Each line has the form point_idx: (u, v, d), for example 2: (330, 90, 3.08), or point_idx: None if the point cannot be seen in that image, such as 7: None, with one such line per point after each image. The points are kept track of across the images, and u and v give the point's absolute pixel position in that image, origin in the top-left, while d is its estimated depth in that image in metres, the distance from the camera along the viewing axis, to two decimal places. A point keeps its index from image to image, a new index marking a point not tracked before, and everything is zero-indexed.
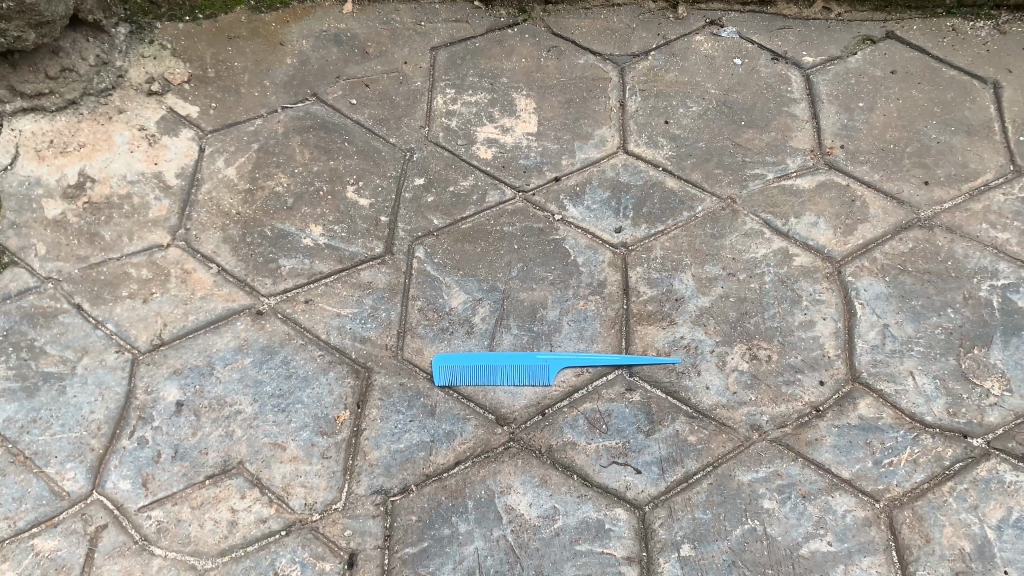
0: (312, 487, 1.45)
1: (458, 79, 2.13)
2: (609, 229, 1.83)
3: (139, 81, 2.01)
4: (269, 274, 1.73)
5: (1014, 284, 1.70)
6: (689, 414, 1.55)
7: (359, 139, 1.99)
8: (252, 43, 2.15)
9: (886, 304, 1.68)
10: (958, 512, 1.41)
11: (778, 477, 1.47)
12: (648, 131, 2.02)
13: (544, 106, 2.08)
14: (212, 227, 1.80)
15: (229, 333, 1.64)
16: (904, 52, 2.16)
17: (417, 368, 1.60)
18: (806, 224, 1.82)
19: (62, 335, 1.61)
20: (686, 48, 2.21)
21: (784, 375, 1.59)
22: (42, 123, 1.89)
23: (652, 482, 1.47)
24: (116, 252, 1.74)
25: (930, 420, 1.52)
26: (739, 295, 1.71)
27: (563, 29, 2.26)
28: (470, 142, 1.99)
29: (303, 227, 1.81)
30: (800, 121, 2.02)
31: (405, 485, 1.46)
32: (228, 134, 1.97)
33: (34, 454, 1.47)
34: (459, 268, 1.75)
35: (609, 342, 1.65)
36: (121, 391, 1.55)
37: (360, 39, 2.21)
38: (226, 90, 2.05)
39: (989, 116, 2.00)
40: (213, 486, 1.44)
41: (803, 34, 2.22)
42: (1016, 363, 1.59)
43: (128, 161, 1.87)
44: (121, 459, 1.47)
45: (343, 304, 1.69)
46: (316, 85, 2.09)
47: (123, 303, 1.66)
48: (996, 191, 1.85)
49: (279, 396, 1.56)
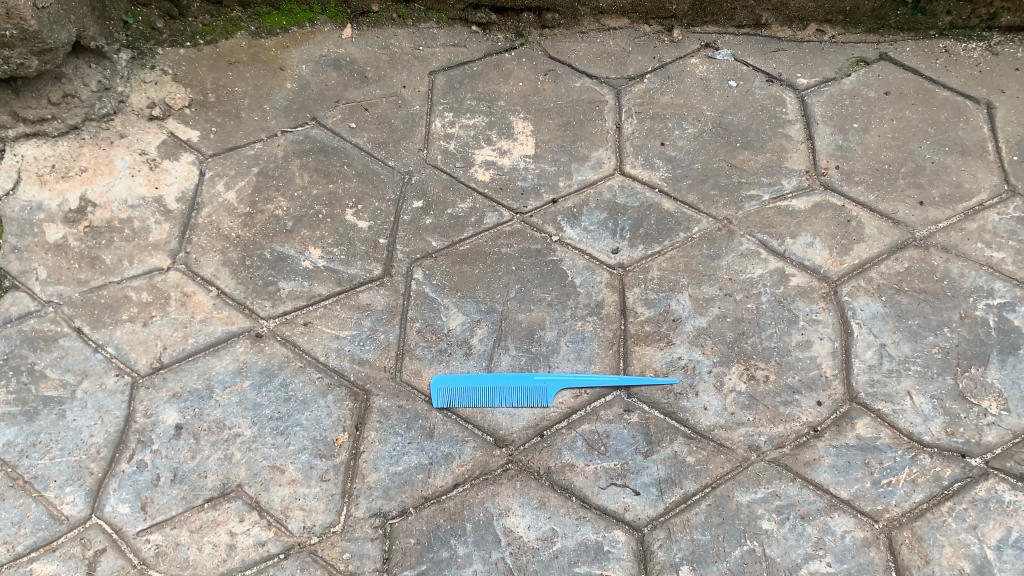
0: (311, 510, 1.45)
1: (456, 102, 2.15)
2: (606, 251, 1.84)
3: (141, 106, 2.03)
4: (269, 297, 1.74)
5: (1010, 304, 1.71)
6: (688, 435, 1.55)
7: (358, 162, 2.01)
8: (252, 67, 2.18)
9: (883, 324, 1.69)
10: (958, 532, 1.41)
11: (777, 498, 1.47)
12: (645, 153, 2.04)
13: (541, 128, 2.10)
14: (212, 250, 1.81)
15: (229, 355, 1.65)
16: (897, 73, 2.18)
17: (415, 391, 1.61)
18: (802, 244, 1.83)
19: (62, 358, 1.62)
20: (681, 71, 2.23)
21: (782, 396, 1.60)
22: (44, 149, 1.91)
23: (651, 504, 1.47)
24: (117, 275, 1.75)
25: (928, 440, 1.53)
26: (736, 315, 1.72)
27: (560, 52, 2.28)
28: (468, 164, 2.01)
29: (303, 250, 1.82)
30: (796, 142, 2.04)
31: (403, 508, 1.46)
32: (228, 157, 1.98)
33: (33, 478, 1.47)
34: (458, 289, 1.76)
35: (607, 363, 1.66)
36: (120, 415, 1.55)
37: (360, 64, 2.23)
38: (226, 115, 2.07)
39: (983, 136, 2.01)
40: (212, 510, 1.44)
41: (797, 56, 2.24)
42: (1013, 382, 1.60)
43: (129, 185, 1.89)
44: (120, 483, 1.47)
45: (342, 326, 1.70)
46: (315, 109, 2.12)
47: (123, 326, 1.67)
48: (990, 211, 1.87)
49: (278, 419, 1.56)
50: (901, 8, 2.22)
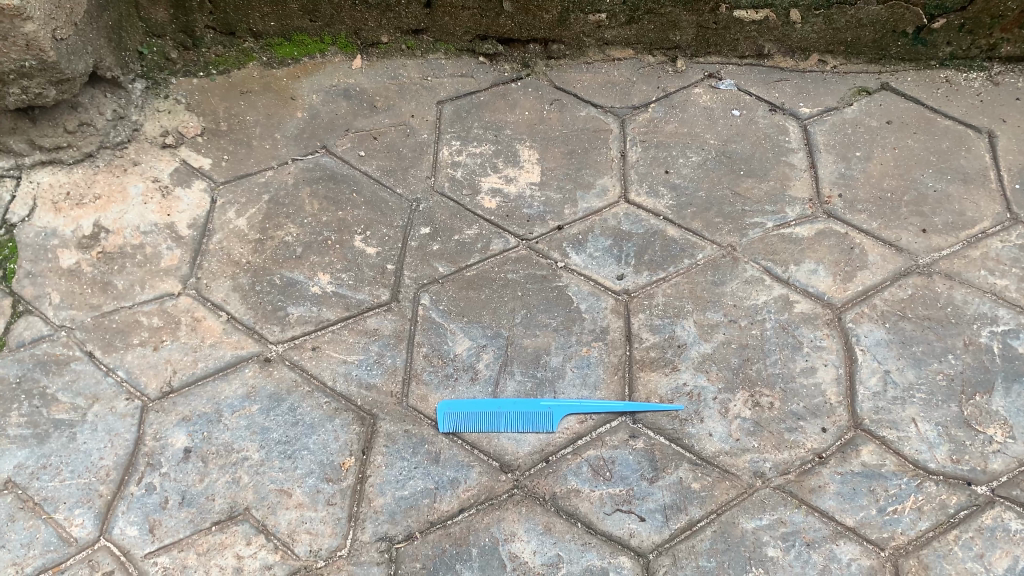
0: (317, 534, 1.46)
1: (463, 131, 2.19)
2: (611, 277, 1.86)
3: (154, 134, 2.08)
4: (277, 322, 1.76)
5: (1014, 331, 1.72)
6: (693, 461, 1.56)
7: (366, 190, 2.03)
8: (264, 97, 2.22)
9: (887, 351, 1.70)
10: (965, 560, 1.41)
11: (783, 524, 1.47)
12: (649, 181, 2.07)
13: (547, 156, 2.13)
14: (223, 276, 1.83)
15: (237, 379, 1.66)
16: (899, 103, 2.21)
17: (421, 416, 1.62)
18: (806, 271, 1.84)
19: (73, 382, 1.64)
20: (685, 100, 2.26)
21: (786, 422, 1.61)
22: (60, 176, 1.96)
23: (656, 530, 1.47)
24: (129, 300, 1.77)
25: (933, 467, 1.53)
26: (740, 341, 1.73)
27: (566, 83, 2.32)
28: (475, 192, 2.04)
29: (311, 276, 1.85)
30: (799, 170, 2.06)
31: (409, 533, 1.46)
32: (240, 185, 2.01)
33: (43, 500, 1.48)
34: (464, 315, 1.78)
35: (612, 389, 1.67)
36: (130, 438, 1.57)
37: (369, 94, 2.27)
38: (238, 143, 2.11)
39: (985, 165, 2.04)
40: (219, 533, 1.45)
41: (800, 86, 2.27)
42: (1018, 410, 1.60)
43: (142, 212, 1.92)
44: (128, 505, 1.48)
45: (349, 351, 1.72)
46: (325, 138, 2.15)
47: (134, 350, 1.69)
48: (993, 239, 1.88)
49: (286, 443, 1.57)
50: (902, 39, 2.25)
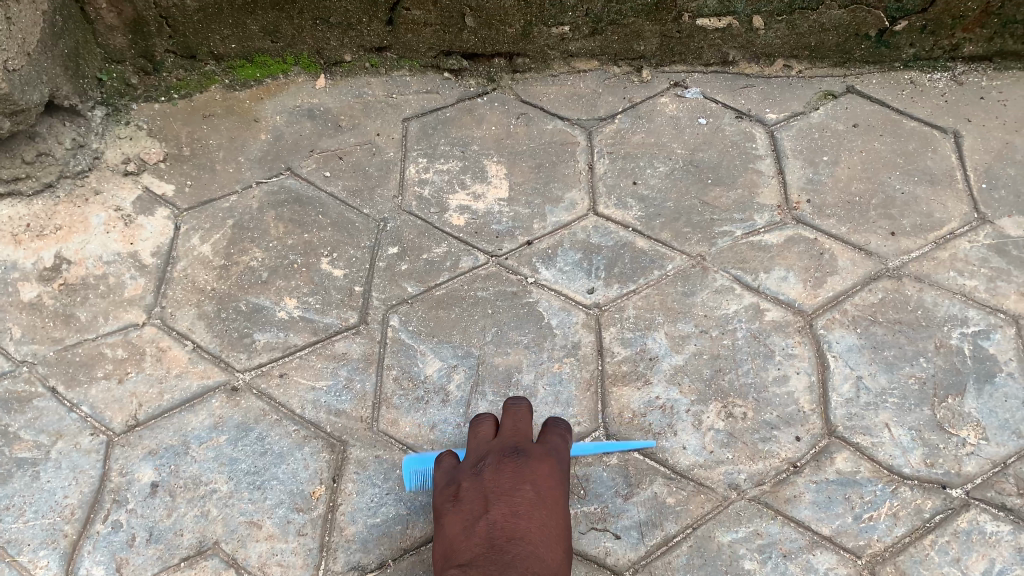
0: (289, 566, 1.44)
1: (430, 148, 2.18)
2: (582, 291, 1.85)
3: (116, 161, 2.05)
4: (244, 349, 1.74)
5: (984, 332, 1.72)
6: (667, 475, 1.55)
7: (333, 211, 2.02)
8: (227, 120, 2.20)
9: (859, 356, 1.70)
10: (941, 565, 1.41)
11: (759, 536, 1.46)
12: (618, 193, 2.06)
13: (515, 171, 2.12)
14: (188, 304, 1.81)
15: (204, 411, 1.64)
16: (865, 106, 2.22)
17: (392, 440, 1.60)
18: (775, 279, 1.84)
19: (36, 419, 1.61)
20: (651, 111, 2.26)
21: (760, 433, 1.60)
22: (19, 208, 1.93)
23: (632, 547, 1.46)
24: (92, 332, 1.74)
25: (907, 472, 1.53)
26: (712, 352, 1.72)
27: (532, 96, 2.31)
28: (443, 210, 2.03)
29: (278, 301, 1.83)
30: (766, 177, 2.06)
31: (382, 561, 1.45)
32: (204, 210, 1.99)
33: (6, 542, 1.46)
34: (434, 335, 1.77)
35: (585, 405, 1.66)
36: (95, 474, 1.54)
37: (334, 113, 2.25)
38: (201, 167, 2.08)
39: (951, 165, 2.05)
40: (188, 569, 1.43)
41: (765, 92, 2.28)
42: (990, 411, 1.60)
43: (104, 241, 1.90)
44: (94, 544, 1.45)
45: (317, 376, 1.70)
46: (290, 159, 2.13)
47: (98, 384, 1.66)
48: (961, 239, 1.89)
49: (255, 473, 1.55)
50: (865, 42, 2.26)
